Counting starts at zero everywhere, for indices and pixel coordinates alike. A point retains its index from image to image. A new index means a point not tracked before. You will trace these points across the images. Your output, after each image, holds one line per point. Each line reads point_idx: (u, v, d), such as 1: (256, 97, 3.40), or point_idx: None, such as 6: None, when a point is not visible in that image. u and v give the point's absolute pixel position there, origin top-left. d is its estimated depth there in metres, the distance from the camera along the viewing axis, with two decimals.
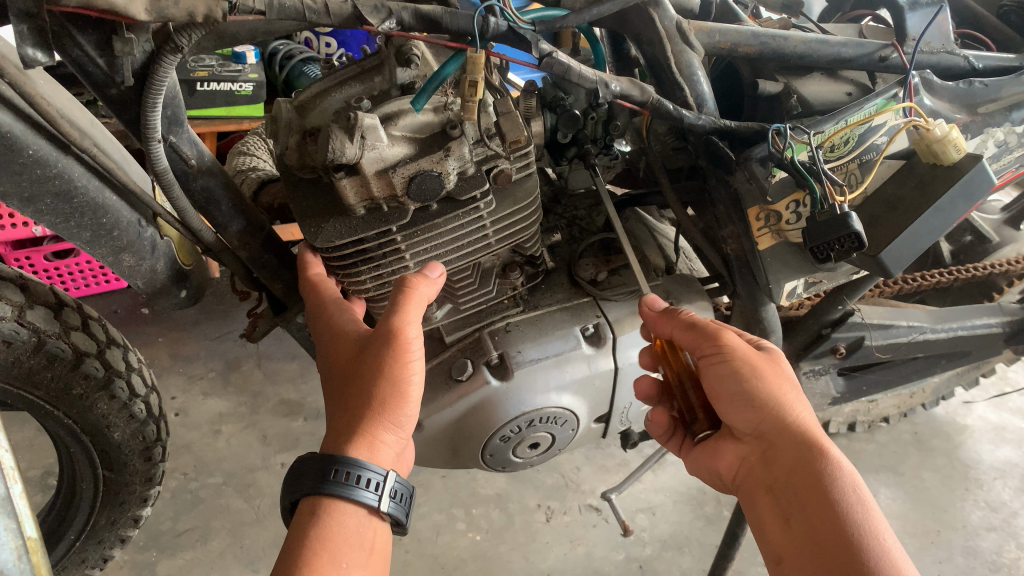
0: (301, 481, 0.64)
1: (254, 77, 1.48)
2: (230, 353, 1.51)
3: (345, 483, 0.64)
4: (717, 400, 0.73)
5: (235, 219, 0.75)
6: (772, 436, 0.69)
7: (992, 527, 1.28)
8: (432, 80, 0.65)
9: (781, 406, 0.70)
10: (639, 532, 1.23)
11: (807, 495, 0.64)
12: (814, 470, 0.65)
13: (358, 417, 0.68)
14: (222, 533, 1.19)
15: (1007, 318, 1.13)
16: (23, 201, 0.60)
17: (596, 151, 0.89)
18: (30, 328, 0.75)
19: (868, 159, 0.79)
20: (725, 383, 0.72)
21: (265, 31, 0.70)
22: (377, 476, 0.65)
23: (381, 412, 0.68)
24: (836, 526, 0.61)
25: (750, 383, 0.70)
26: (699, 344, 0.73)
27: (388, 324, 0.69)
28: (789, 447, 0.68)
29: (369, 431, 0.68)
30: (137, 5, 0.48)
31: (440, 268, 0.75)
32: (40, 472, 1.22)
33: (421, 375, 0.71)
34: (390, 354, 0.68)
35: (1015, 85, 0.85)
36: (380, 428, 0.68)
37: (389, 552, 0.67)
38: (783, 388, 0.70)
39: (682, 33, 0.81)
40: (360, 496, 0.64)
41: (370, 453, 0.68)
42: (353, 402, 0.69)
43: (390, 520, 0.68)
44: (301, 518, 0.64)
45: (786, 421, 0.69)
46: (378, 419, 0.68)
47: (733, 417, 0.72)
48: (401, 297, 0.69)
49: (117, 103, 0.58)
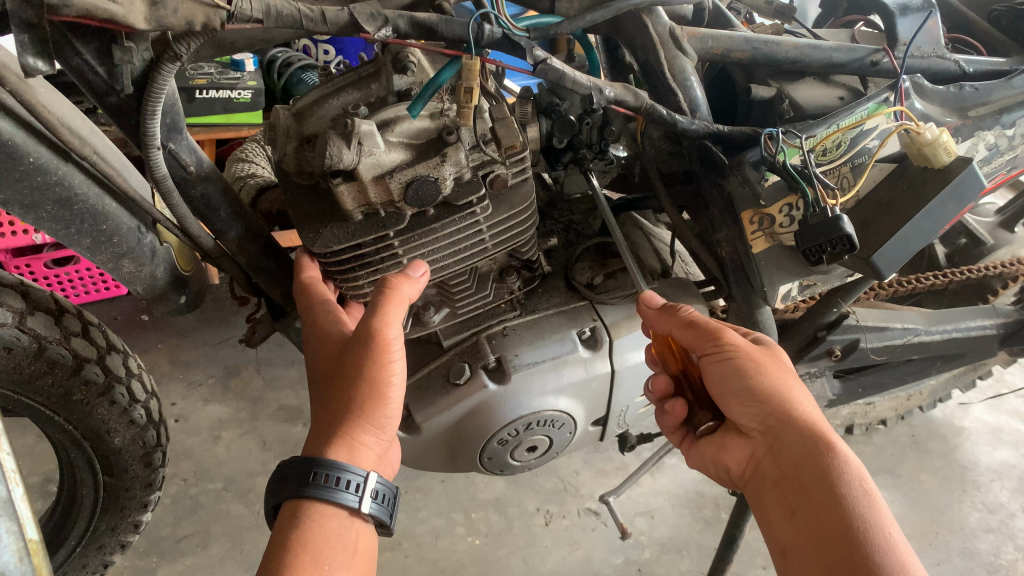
0: (282, 484, 0.65)
1: (252, 84, 1.50)
2: (230, 359, 1.51)
3: (326, 486, 0.64)
4: (721, 397, 0.74)
5: (233, 225, 0.76)
6: (779, 431, 0.69)
7: (990, 529, 1.28)
8: (427, 87, 0.66)
9: (787, 401, 0.70)
10: (638, 535, 1.24)
11: (813, 490, 0.65)
12: (820, 464, 0.65)
13: (339, 419, 0.68)
14: (222, 538, 1.19)
15: (1001, 319, 1.14)
16: (24, 209, 0.60)
17: (591, 156, 0.91)
18: (30, 334, 0.76)
19: (860, 162, 0.80)
20: (729, 380, 0.72)
21: (264, 39, 0.71)
22: (358, 478, 0.66)
23: (361, 414, 0.69)
24: (842, 521, 0.61)
25: (753, 380, 0.71)
26: (700, 342, 0.74)
27: (369, 325, 0.69)
28: (795, 442, 0.68)
29: (349, 433, 0.68)
30: (136, 14, 0.49)
31: (424, 267, 0.75)
32: (40, 479, 1.22)
33: (402, 376, 0.72)
34: (371, 356, 0.68)
35: (1005, 88, 0.86)
36: (361, 430, 0.69)
37: (375, 553, 0.67)
38: (786, 384, 0.71)
39: (675, 39, 0.82)
40: (341, 498, 0.64)
41: (349, 456, 0.68)
42: (334, 404, 0.69)
43: (374, 522, 0.68)
44: (284, 521, 0.64)
45: (793, 416, 0.69)
46: (358, 421, 0.68)
47: (738, 413, 0.73)
48: (381, 297, 0.69)
49: (116, 111, 0.59)
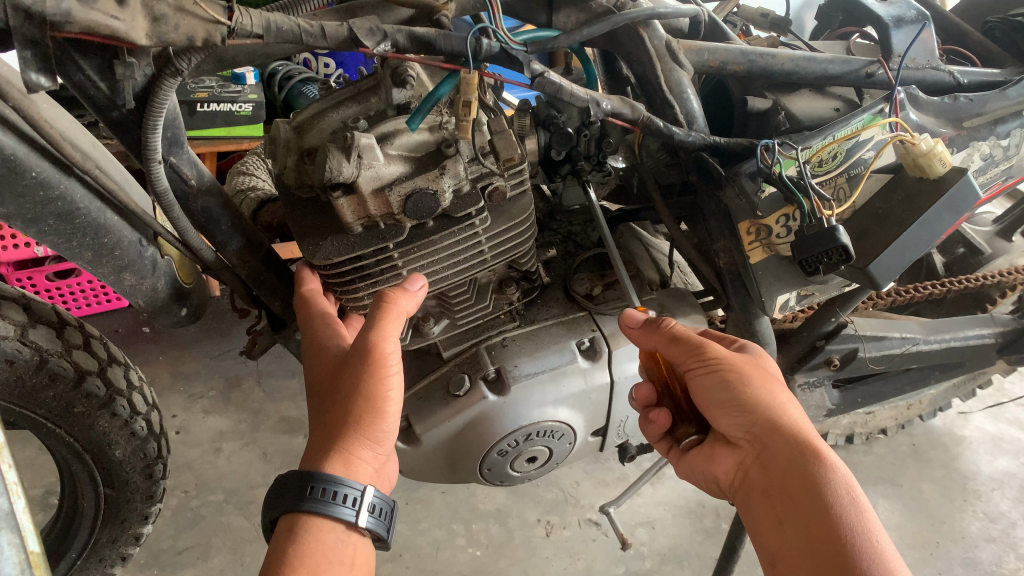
0: (278, 498, 0.65)
1: (253, 98, 1.51)
2: (230, 371, 1.52)
3: (323, 499, 0.64)
4: (708, 407, 0.74)
5: (234, 237, 0.77)
6: (765, 440, 0.69)
7: (991, 538, 1.28)
8: (427, 100, 0.66)
9: (775, 409, 0.70)
10: (639, 546, 1.23)
11: (800, 499, 0.64)
12: (806, 473, 0.65)
13: (336, 433, 0.69)
14: (223, 550, 1.18)
15: (1000, 328, 1.14)
16: (27, 223, 0.61)
17: (590, 168, 0.91)
18: (32, 347, 0.76)
19: (855, 173, 0.80)
20: (715, 390, 0.72)
21: (264, 54, 0.72)
22: (356, 492, 0.66)
23: (357, 428, 0.69)
24: (829, 528, 0.61)
25: (739, 390, 0.70)
26: (686, 352, 0.74)
27: (364, 339, 0.69)
28: (781, 450, 0.68)
29: (345, 447, 0.68)
30: (137, 31, 0.50)
31: (422, 280, 0.75)
32: (41, 491, 1.22)
33: (400, 390, 0.72)
34: (367, 369, 0.69)
35: (999, 100, 0.87)
36: (357, 444, 0.69)
37: (371, 566, 0.68)
38: (772, 393, 0.71)
39: (672, 52, 0.83)
40: (339, 512, 0.64)
41: (346, 469, 0.68)
42: (331, 418, 0.69)
43: (372, 536, 0.68)
44: (280, 535, 0.64)
45: (780, 424, 0.69)
46: (354, 436, 0.69)
47: (724, 422, 0.73)
48: (379, 311, 0.70)
49: (118, 125, 0.60)
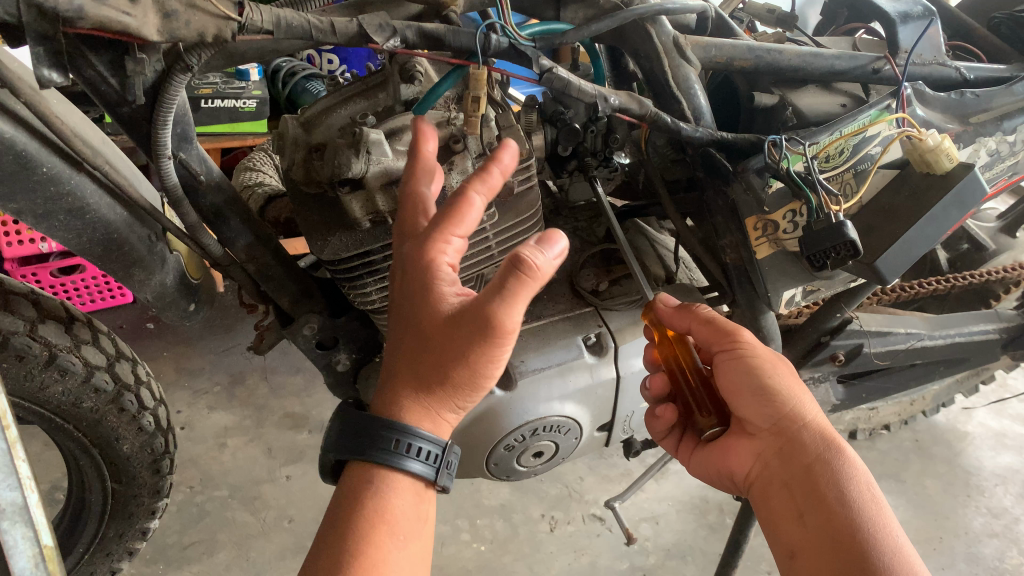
0: (352, 445, 0.62)
1: (257, 93, 1.52)
2: (235, 367, 1.52)
3: (399, 452, 0.60)
4: (732, 396, 0.74)
5: (242, 234, 0.77)
6: (791, 431, 0.70)
7: (994, 533, 1.28)
8: (430, 95, 0.69)
9: (800, 404, 0.71)
10: (643, 541, 1.24)
11: (825, 492, 0.65)
12: (830, 466, 0.67)
13: (427, 392, 0.59)
14: (228, 545, 1.19)
15: (1004, 324, 1.14)
16: (37, 218, 0.61)
17: (596, 164, 0.91)
18: (42, 342, 0.76)
19: (862, 168, 0.82)
20: (744, 378, 0.72)
21: (273, 50, 0.72)
22: (434, 449, 0.61)
23: (455, 394, 0.59)
24: (853, 520, 0.62)
25: (769, 379, 0.71)
26: (716, 338, 0.74)
27: (485, 312, 0.53)
28: (805, 442, 0.69)
29: (440, 403, 0.61)
30: (149, 26, 0.50)
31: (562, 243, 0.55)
32: (47, 486, 1.23)
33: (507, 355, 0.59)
34: (484, 344, 0.54)
35: (1006, 95, 0.88)
36: (447, 408, 0.61)
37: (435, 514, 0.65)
38: (796, 387, 0.72)
39: (679, 48, 0.83)
40: (412, 466, 0.61)
41: (432, 426, 0.61)
42: (423, 380, 0.58)
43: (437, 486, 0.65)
44: (353, 483, 0.62)
45: (804, 418, 0.70)
46: (447, 397, 0.59)
47: (751, 411, 0.72)
48: (511, 284, 0.52)
49: (127, 121, 0.60)
